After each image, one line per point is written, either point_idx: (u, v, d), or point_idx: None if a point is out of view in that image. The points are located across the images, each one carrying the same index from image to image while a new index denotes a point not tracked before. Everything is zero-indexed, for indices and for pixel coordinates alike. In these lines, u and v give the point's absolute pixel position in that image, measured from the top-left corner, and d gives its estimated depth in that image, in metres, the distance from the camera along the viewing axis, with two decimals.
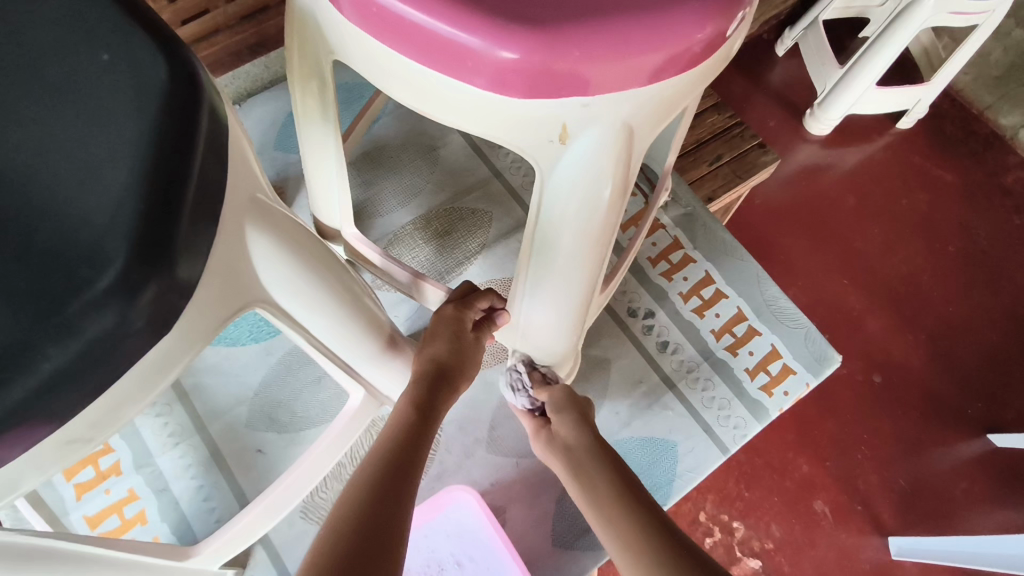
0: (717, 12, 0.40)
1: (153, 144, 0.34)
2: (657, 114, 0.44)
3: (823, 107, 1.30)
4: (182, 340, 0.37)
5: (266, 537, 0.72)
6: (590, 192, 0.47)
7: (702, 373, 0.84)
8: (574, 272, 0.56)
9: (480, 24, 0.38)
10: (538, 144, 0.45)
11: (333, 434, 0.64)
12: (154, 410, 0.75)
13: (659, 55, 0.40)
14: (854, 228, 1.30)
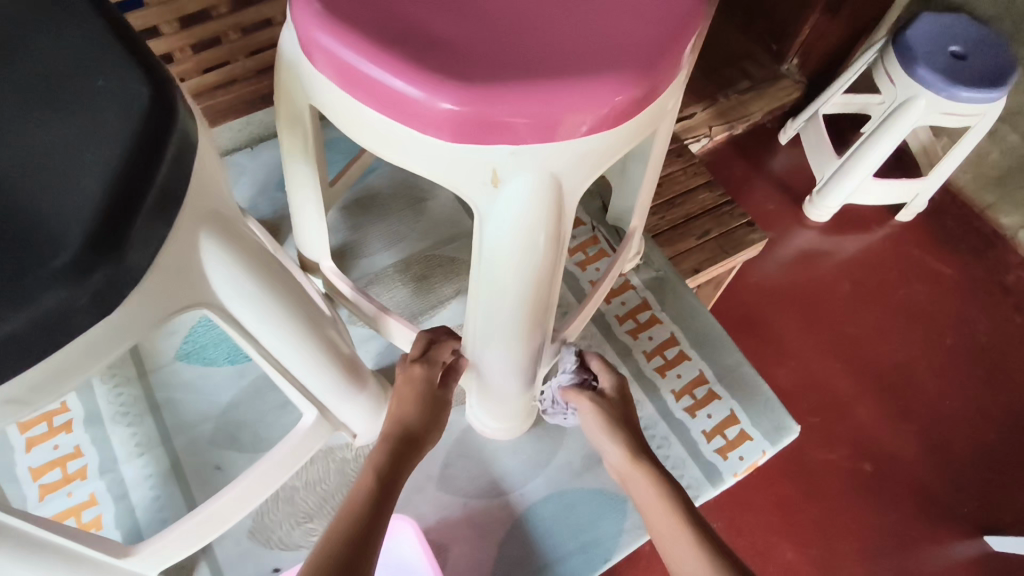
0: (634, 80, 0.45)
1: (124, 149, 0.39)
2: (586, 166, 0.49)
3: (822, 195, 1.38)
4: (122, 326, 0.41)
5: (213, 554, 0.74)
6: (525, 237, 0.51)
7: (658, 432, 0.86)
8: (516, 318, 0.61)
9: (418, 76, 0.44)
10: (473, 187, 0.50)
11: (280, 452, 0.67)
12: (124, 421, 0.80)
13: (579, 114, 0.45)
14: (848, 312, 1.32)
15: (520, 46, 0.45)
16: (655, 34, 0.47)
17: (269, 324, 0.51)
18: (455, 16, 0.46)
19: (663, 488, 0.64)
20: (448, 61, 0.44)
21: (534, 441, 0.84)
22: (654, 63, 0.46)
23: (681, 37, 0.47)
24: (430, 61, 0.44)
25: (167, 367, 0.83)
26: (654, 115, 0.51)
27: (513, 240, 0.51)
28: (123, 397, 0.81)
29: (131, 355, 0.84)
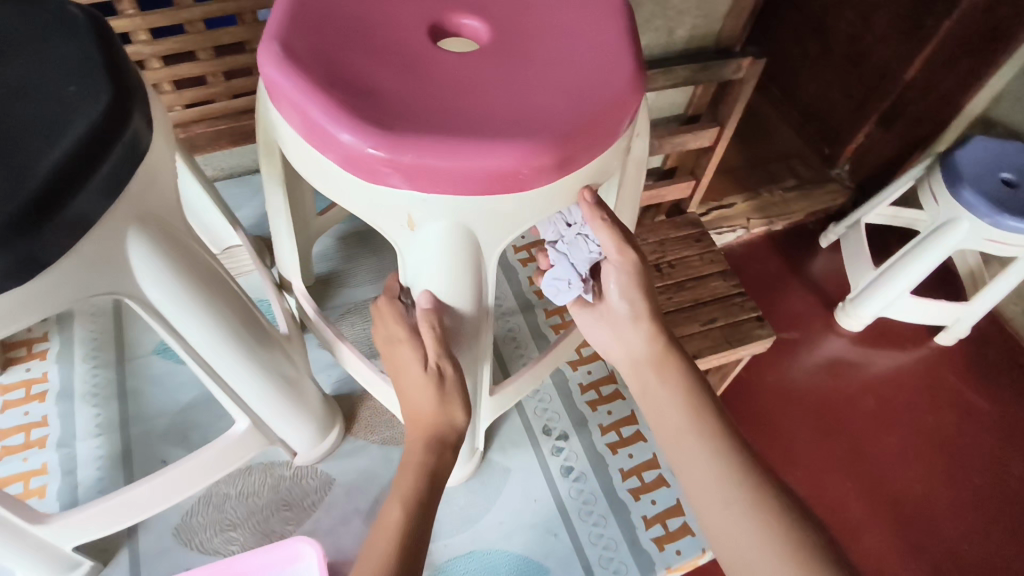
0: (547, 150, 0.47)
1: (71, 145, 0.44)
2: (499, 223, 0.52)
3: (855, 305, 1.58)
4: (31, 300, 0.44)
5: (136, 543, 0.76)
6: (446, 270, 0.55)
7: (598, 510, 0.83)
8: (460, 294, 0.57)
9: (342, 118, 0.47)
10: (392, 225, 0.53)
11: (206, 455, 0.69)
12: (92, 401, 0.85)
13: (488, 174, 0.47)
14: (872, 437, 1.50)
15: (447, 108, 0.48)
16: (578, 115, 0.49)
17: (193, 319, 0.55)
18: (394, 74, 0.50)
19: (692, 389, 0.63)
20: (375, 111, 0.47)
21: (469, 494, 0.83)
22: (570, 139, 0.48)
23: (604, 121, 0.50)
24: (358, 109, 0.47)
25: (145, 358, 0.89)
26: (577, 187, 0.53)
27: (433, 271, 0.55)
28: (97, 378, 0.87)
29: (117, 342, 0.90)
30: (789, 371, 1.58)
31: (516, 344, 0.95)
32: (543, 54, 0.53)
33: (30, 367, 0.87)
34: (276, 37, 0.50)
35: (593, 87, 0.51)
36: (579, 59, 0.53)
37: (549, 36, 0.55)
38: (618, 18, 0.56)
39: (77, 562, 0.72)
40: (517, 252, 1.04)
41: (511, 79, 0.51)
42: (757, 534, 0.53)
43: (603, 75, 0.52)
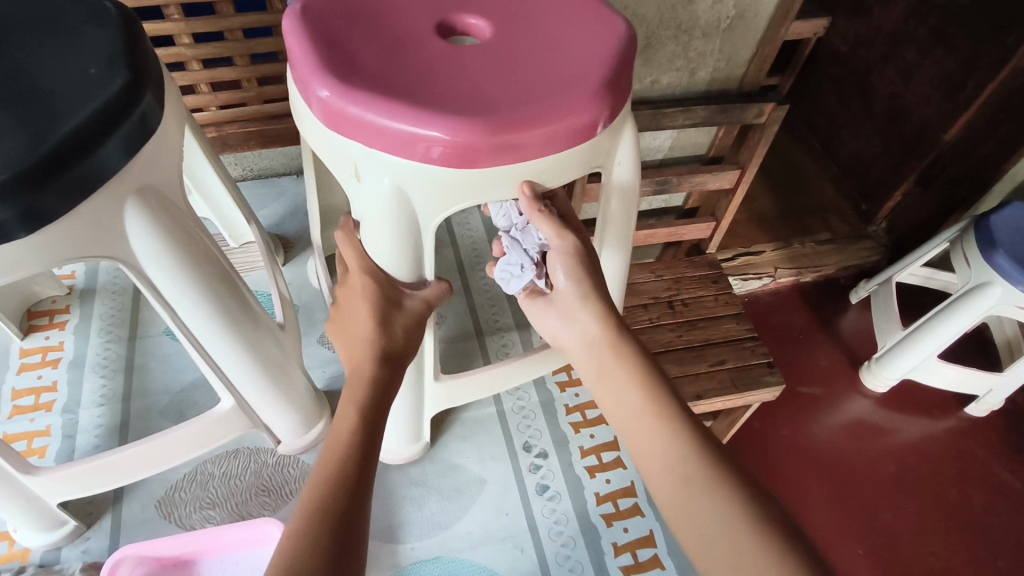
0: (477, 131, 0.51)
1: (82, 118, 0.49)
2: (430, 194, 0.56)
3: (880, 366, 1.53)
4: (30, 252, 0.49)
5: (120, 510, 0.80)
6: (383, 229, 0.60)
7: (568, 531, 0.83)
8: (391, 247, 0.62)
9: (316, 65, 0.53)
10: (345, 174, 0.59)
11: (193, 428, 0.72)
12: (99, 372, 0.90)
13: (428, 143, 0.51)
14: (883, 501, 1.44)
15: (411, 83, 0.53)
16: (533, 109, 0.53)
17: (183, 295, 0.59)
18: (380, 44, 0.56)
19: (644, 371, 0.62)
20: (346, 68, 0.53)
21: (443, 500, 0.84)
22: (501, 130, 0.52)
23: (556, 119, 0.53)
24: (334, 67, 0.53)
25: (155, 338, 0.94)
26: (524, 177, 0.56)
27: (375, 227, 0.60)
28: (108, 351, 0.92)
29: (131, 322, 0.96)
30: (807, 429, 1.55)
31: (507, 355, 0.97)
32: (527, 56, 0.57)
33: (49, 336, 0.93)
34: (299, 2, 0.58)
35: (559, 90, 0.55)
36: (558, 65, 0.57)
37: (540, 42, 0.59)
38: (612, 37, 0.59)
39: (63, 520, 0.75)
40: None
41: (483, 70, 0.55)
42: (717, 515, 0.51)
43: (573, 82, 0.55)
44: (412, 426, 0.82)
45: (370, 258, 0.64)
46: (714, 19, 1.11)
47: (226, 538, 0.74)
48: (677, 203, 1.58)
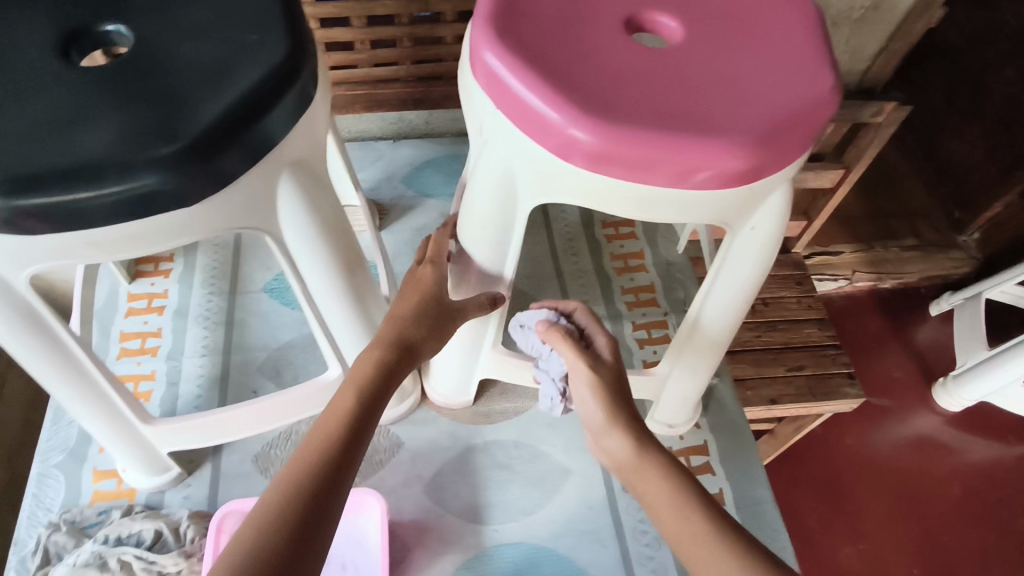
0: (596, 130, 0.48)
1: (248, 89, 0.48)
2: (534, 182, 0.54)
3: (957, 386, 1.45)
4: (191, 221, 0.49)
5: (219, 460, 0.82)
6: (468, 223, 0.62)
7: (652, 531, 0.82)
8: (484, 248, 0.63)
9: (487, 18, 0.53)
10: (474, 134, 0.58)
11: (300, 393, 0.74)
12: (203, 323, 0.92)
13: (557, 133, 0.49)
14: (950, 525, 1.39)
15: (564, 65, 0.51)
16: (684, 134, 0.48)
17: (319, 269, 0.59)
18: (559, 16, 0.54)
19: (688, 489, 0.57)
20: (512, 28, 0.52)
21: (527, 485, 0.84)
22: (622, 138, 0.48)
23: (702, 151, 0.48)
24: (501, 29, 0.52)
25: (254, 294, 0.96)
26: (646, 201, 0.52)
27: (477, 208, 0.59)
28: (211, 303, 0.94)
29: (233, 276, 0.97)
30: (869, 441, 1.50)
31: None
32: (709, 68, 0.52)
33: (155, 283, 0.96)
34: None
35: (726, 119, 0.49)
36: (742, 89, 0.51)
37: (735, 57, 0.53)
38: (823, 82, 0.52)
39: (168, 467, 0.78)
40: (613, 261, 1.03)
41: (653, 71, 0.51)
42: None
43: (747, 115, 0.49)
44: (460, 379, 0.83)
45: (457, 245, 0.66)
46: (847, 7, 1.04)
47: None
48: None
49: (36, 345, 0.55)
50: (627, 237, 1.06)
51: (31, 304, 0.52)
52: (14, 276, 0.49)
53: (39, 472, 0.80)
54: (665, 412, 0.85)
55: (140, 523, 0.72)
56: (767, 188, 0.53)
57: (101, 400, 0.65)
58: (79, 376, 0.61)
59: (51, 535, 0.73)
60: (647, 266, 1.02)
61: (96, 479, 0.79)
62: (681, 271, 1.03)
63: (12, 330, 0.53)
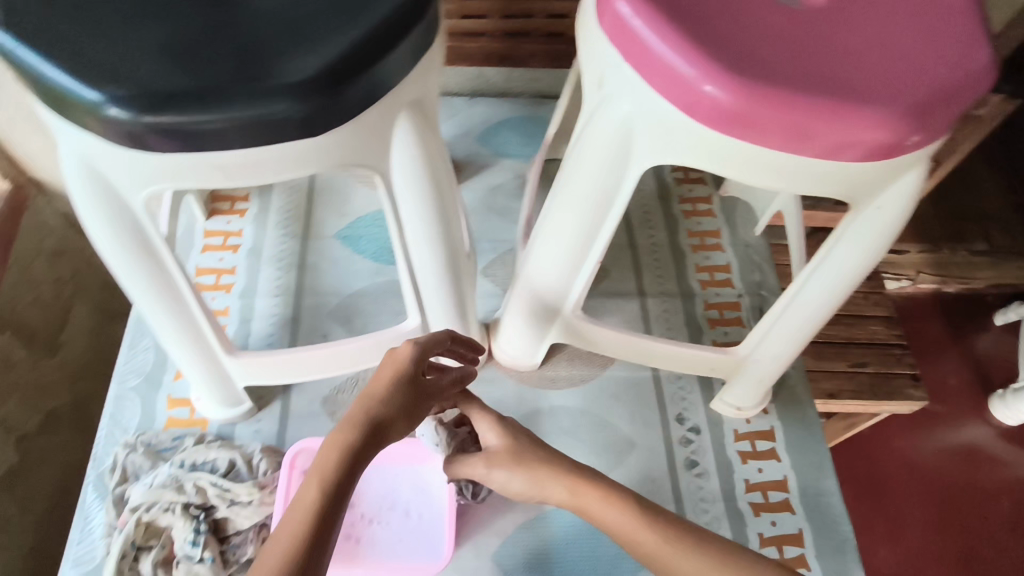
0: (732, 88, 0.45)
1: (378, 22, 0.47)
2: (652, 141, 0.52)
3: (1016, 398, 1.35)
4: (309, 154, 0.48)
5: (288, 399, 0.83)
6: (558, 193, 0.61)
7: (714, 510, 0.81)
8: (584, 214, 0.60)
9: None
10: (589, 89, 0.56)
11: (377, 339, 0.74)
12: (276, 265, 0.93)
13: (689, 89, 0.47)
14: None
15: (702, 18, 0.48)
16: (830, 99, 0.45)
17: (416, 217, 0.58)
18: None
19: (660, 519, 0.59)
20: None
21: (590, 453, 0.83)
22: (760, 98, 0.45)
23: (850, 119, 0.45)
24: None
25: (327, 241, 0.96)
26: (773, 167, 0.50)
27: (582, 168, 0.57)
28: (284, 246, 0.94)
29: (306, 220, 0.97)
30: (913, 447, 1.41)
31: (667, 325, 0.92)
32: (856, 31, 0.48)
33: (230, 222, 0.96)
34: None
35: (877, 87, 0.46)
36: (892, 57, 0.47)
37: (886, 23, 0.49)
38: (980, 58, 0.48)
39: (241, 401, 0.79)
40: (688, 237, 1.00)
41: (795, 31, 0.48)
42: None
43: (899, 85, 0.46)
44: (530, 343, 0.82)
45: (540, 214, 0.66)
46: None
47: (396, 449, 0.79)
48: None
49: (146, 274, 0.55)
50: (704, 214, 1.02)
51: (147, 230, 0.52)
52: (132, 195, 0.49)
53: (116, 393, 0.82)
54: (732, 396, 0.85)
55: (214, 452, 0.74)
56: (901, 167, 0.50)
57: (192, 333, 0.65)
58: (178, 309, 0.61)
59: (129, 455, 0.75)
60: (724, 245, 0.99)
61: (170, 406, 0.81)
62: (759, 254, 0.99)
63: (124, 255, 0.53)
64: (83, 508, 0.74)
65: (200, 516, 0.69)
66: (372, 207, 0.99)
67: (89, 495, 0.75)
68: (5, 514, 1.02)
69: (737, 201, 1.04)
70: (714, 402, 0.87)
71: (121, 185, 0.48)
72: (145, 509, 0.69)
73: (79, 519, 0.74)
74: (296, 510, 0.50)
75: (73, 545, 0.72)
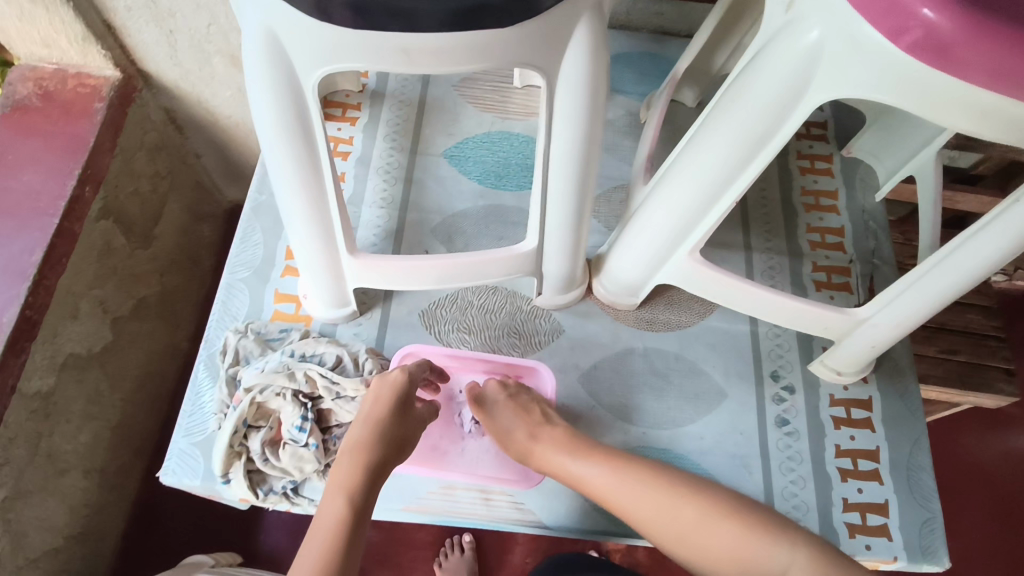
0: (955, 15, 0.42)
1: None
2: (841, 69, 0.49)
3: None
4: (486, 46, 0.49)
5: (388, 308, 0.85)
6: (709, 123, 0.59)
7: (800, 470, 0.80)
8: (735, 149, 0.59)
9: None
10: (776, 10, 0.53)
11: (493, 257, 0.74)
12: (383, 176, 0.93)
13: (905, 12, 0.43)
14: None
15: None
16: None
17: (566, 127, 0.57)
18: None
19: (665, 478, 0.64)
20: None
21: (679, 398, 0.83)
22: (985, 29, 0.42)
23: None
24: None
25: (434, 158, 0.95)
26: (973, 109, 0.47)
27: (751, 94, 0.54)
28: (393, 158, 0.94)
29: (414, 135, 0.97)
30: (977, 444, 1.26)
31: (772, 281, 0.90)
32: None
33: (341, 128, 0.96)
34: None
35: None
36: None
37: None
38: None
39: (347, 303, 0.81)
40: (803, 195, 0.96)
41: None
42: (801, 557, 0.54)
43: None
44: (638, 280, 0.81)
45: (682, 145, 0.64)
46: None
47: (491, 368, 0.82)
48: (960, 161, 1.20)
49: (294, 154, 0.56)
50: (822, 172, 0.98)
51: (309, 109, 0.53)
52: (311, 71, 0.50)
53: (227, 282, 0.84)
54: (835, 361, 0.82)
55: (323, 346, 0.76)
56: None
57: (322, 229, 0.66)
58: (316, 197, 0.62)
59: (241, 340, 0.78)
60: (840, 207, 0.95)
61: (277, 300, 0.84)
62: (876, 220, 0.95)
63: (280, 136, 0.54)
64: (194, 384, 0.78)
65: (308, 405, 0.72)
66: (480, 129, 0.98)
67: (200, 374, 0.79)
68: (97, 388, 1.07)
69: (860, 162, 0.99)
70: (814, 364, 0.85)
71: (298, 59, 0.49)
72: (258, 391, 0.71)
73: (190, 393, 0.78)
74: (326, 514, 0.59)
75: (185, 416, 0.76)
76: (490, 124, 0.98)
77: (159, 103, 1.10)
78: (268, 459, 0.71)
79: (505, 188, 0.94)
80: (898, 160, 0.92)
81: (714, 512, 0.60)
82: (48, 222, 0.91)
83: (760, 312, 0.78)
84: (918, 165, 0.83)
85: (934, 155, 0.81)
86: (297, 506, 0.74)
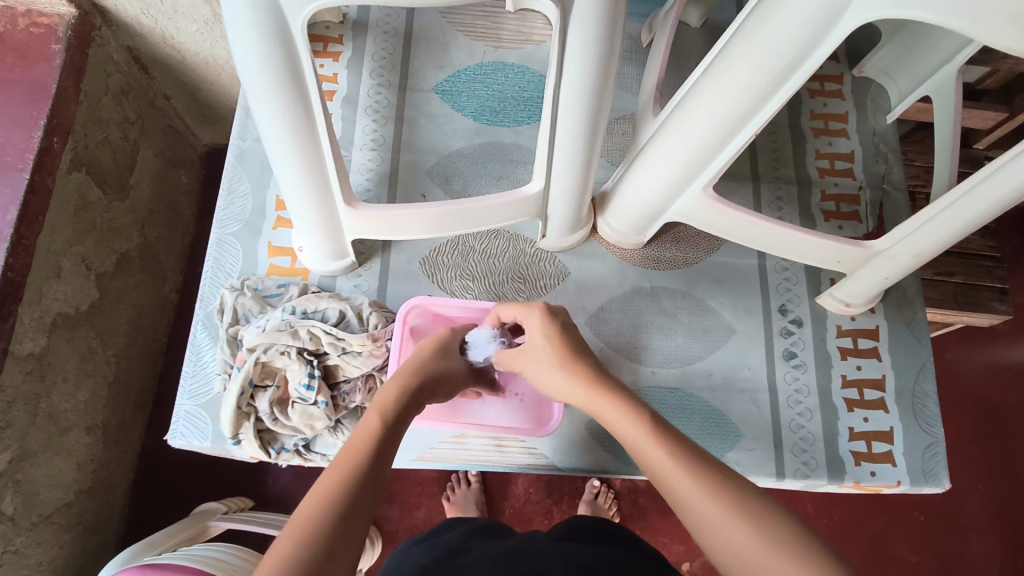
0: None
1: None
2: None
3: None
4: None
5: (387, 258, 0.82)
6: (729, 50, 0.55)
7: (807, 402, 0.80)
8: (760, 77, 0.55)
9: None
10: None
11: (500, 200, 0.71)
12: (372, 115, 0.88)
13: None
14: None
15: None
16: None
17: (580, 58, 0.54)
18: None
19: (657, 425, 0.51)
20: None
21: (685, 336, 0.82)
22: None
23: None
24: None
25: (425, 94, 0.90)
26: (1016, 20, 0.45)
27: (780, 18, 0.50)
28: (380, 96, 0.89)
29: (402, 69, 0.91)
30: (961, 357, 1.25)
31: (780, 212, 0.87)
32: None
33: (324, 65, 0.89)
34: None
35: None
36: None
37: None
38: None
39: (345, 255, 0.78)
40: (812, 119, 0.93)
41: None
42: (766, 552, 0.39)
43: None
44: (647, 217, 0.78)
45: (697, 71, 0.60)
46: None
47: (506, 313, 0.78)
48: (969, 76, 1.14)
49: (282, 102, 0.52)
50: (832, 95, 0.94)
51: (297, 52, 0.49)
52: (300, 7, 0.45)
53: (218, 237, 0.80)
54: (847, 295, 0.81)
55: (325, 301, 0.74)
56: None
57: (317, 180, 0.63)
58: (310, 145, 0.58)
59: (238, 298, 0.75)
60: (850, 131, 0.92)
61: (272, 253, 0.80)
62: (886, 143, 0.92)
63: (268, 82, 0.50)
64: (193, 344, 0.76)
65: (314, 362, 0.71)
66: (472, 60, 0.92)
67: (198, 333, 0.77)
68: (88, 345, 1.04)
69: (870, 83, 0.95)
70: (821, 297, 0.84)
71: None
72: (263, 350, 0.70)
73: (190, 353, 0.76)
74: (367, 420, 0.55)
75: (187, 377, 0.75)
76: (483, 55, 0.92)
77: (121, 42, 1.01)
78: (278, 418, 0.70)
79: (502, 124, 0.89)
80: (914, 79, 0.87)
81: (768, 536, 0.40)
82: (18, 177, 0.85)
83: (773, 246, 0.76)
84: (936, 85, 0.80)
85: (955, 72, 0.77)
86: (311, 461, 0.74)
